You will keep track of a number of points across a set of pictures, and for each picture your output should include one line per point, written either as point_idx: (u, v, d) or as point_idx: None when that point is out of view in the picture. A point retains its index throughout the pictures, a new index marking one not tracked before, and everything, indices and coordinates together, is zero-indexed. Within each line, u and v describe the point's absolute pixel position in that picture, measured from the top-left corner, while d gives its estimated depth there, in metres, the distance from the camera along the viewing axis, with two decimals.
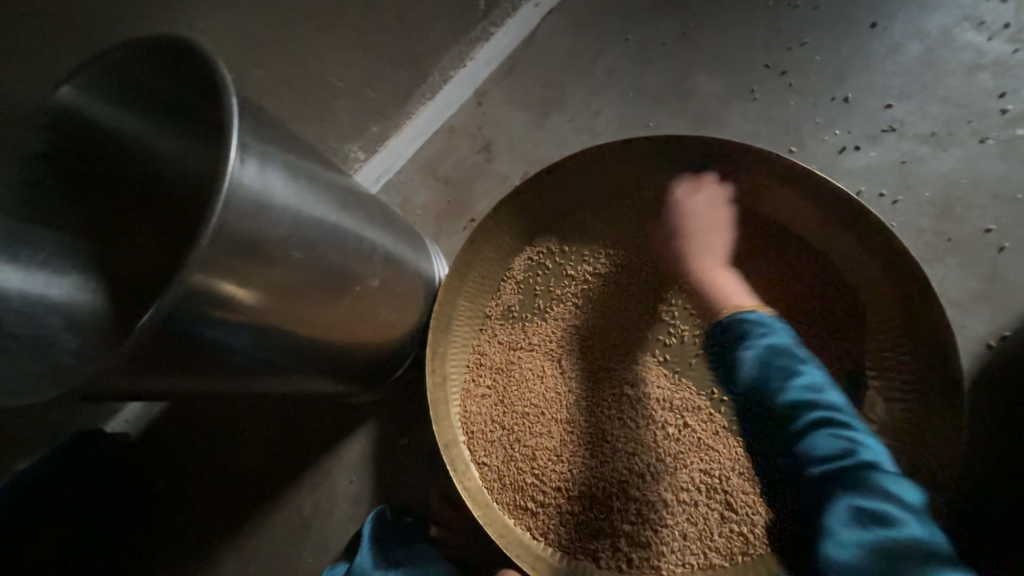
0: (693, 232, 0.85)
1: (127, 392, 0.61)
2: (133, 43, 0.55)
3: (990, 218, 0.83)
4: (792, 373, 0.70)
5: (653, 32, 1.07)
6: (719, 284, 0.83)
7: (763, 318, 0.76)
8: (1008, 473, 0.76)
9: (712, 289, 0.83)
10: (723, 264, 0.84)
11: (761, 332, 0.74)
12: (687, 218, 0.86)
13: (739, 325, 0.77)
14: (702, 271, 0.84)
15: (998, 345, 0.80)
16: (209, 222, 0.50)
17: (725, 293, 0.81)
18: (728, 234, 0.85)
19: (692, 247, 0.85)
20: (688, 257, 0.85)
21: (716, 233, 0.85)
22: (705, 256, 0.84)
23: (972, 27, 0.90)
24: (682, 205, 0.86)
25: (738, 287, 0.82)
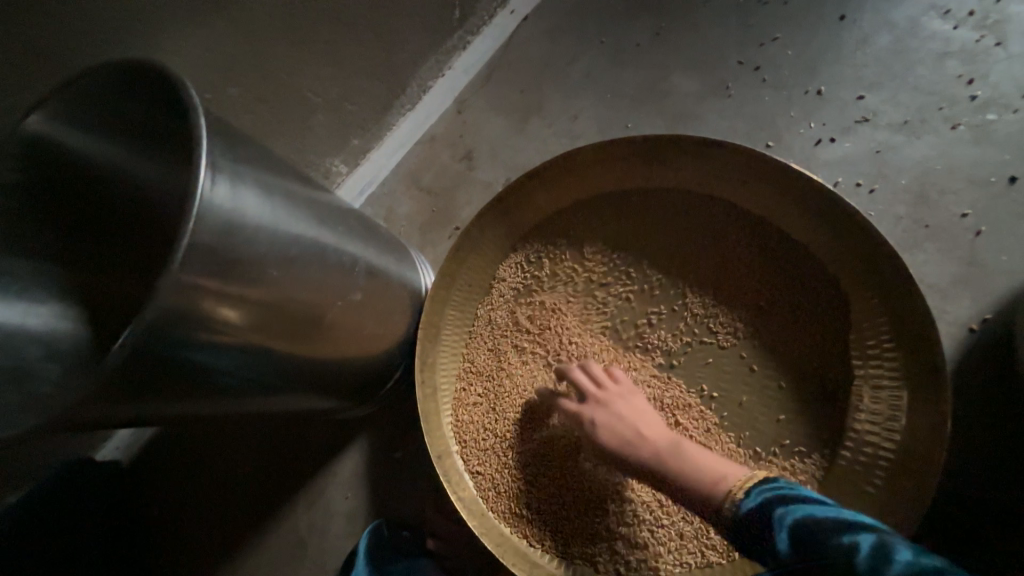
0: (641, 412, 0.77)
1: (108, 421, 0.60)
2: (103, 67, 0.54)
3: (965, 202, 0.84)
4: (848, 542, 0.46)
5: (628, 33, 1.08)
6: (690, 462, 0.70)
7: (762, 488, 0.62)
8: (995, 455, 0.76)
9: (687, 467, 0.69)
10: (678, 438, 0.75)
11: (773, 503, 0.58)
12: (619, 409, 0.77)
13: (749, 503, 0.60)
14: (664, 450, 0.72)
15: (980, 328, 0.80)
16: (180, 244, 0.50)
17: (704, 470, 0.68)
18: (654, 417, 0.77)
19: (644, 430, 0.75)
20: (642, 438, 0.74)
21: (653, 419, 0.77)
22: (661, 438, 0.74)
23: (939, 16, 0.91)
24: (586, 393, 0.80)
25: (713, 460, 0.69)
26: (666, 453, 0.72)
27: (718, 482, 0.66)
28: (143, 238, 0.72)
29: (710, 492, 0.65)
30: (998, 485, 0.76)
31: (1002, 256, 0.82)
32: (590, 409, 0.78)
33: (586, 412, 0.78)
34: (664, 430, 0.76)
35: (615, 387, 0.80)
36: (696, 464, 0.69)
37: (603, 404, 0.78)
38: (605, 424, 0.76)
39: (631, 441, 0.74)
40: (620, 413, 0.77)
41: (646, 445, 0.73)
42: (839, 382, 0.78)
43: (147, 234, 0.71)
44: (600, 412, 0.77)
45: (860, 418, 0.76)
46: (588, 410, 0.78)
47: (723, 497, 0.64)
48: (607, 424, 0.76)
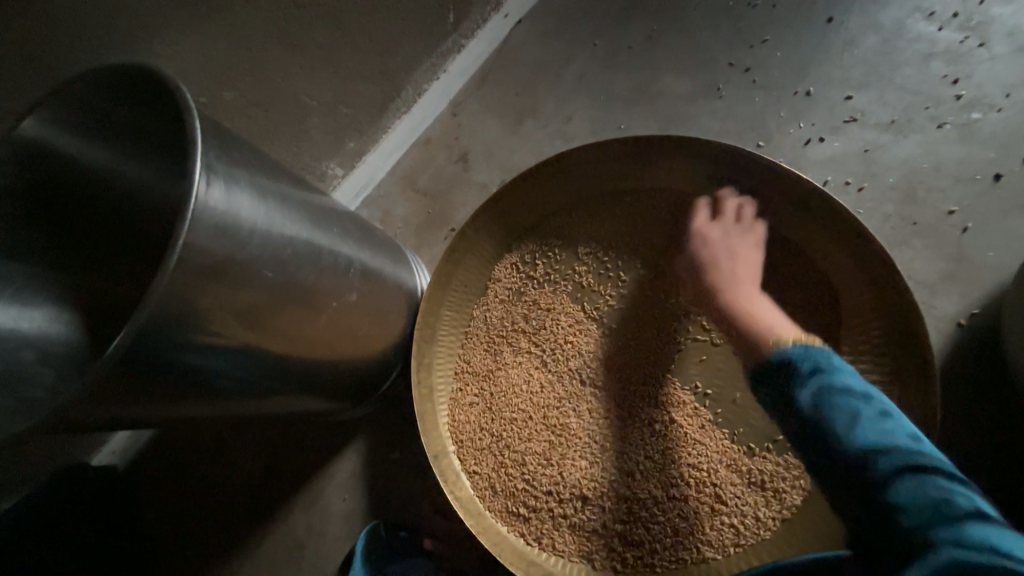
0: (739, 257, 0.81)
1: (106, 423, 0.60)
2: (99, 72, 0.54)
3: (952, 200, 0.86)
4: (859, 414, 0.57)
5: (619, 36, 1.09)
6: (757, 314, 0.74)
7: (817, 351, 0.65)
8: (985, 447, 0.77)
9: (751, 317, 0.74)
10: (762, 296, 0.78)
11: (802, 364, 0.64)
12: (721, 242, 0.82)
13: (786, 350, 0.66)
14: (737, 293, 0.77)
15: (968, 323, 0.81)
16: (175, 245, 0.50)
17: (770, 324, 0.72)
18: (755, 261, 0.81)
19: (738, 277, 0.79)
20: (733, 280, 0.79)
21: (749, 267, 0.80)
22: (744, 284, 0.78)
23: (924, 18, 0.93)
24: (702, 231, 0.84)
25: (779, 318, 0.73)
26: (734, 297, 0.77)
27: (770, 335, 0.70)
28: (141, 241, 0.72)
29: (758, 333, 0.71)
30: (988, 477, 0.77)
31: (989, 252, 0.83)
32: (700, 245, 0.83)
33: (702, 239, 0.84)
34: (754, 278, 0.79)
35: (730, 235, 0.82)
36: (754, 319, 0.73)
37: (710, 245, 0.82)
38: (706, 259, 0.82)
39: (714, 286, 0.79)
40: (710, 260, 0.81)
41: (724, 291, 0.78)
42: None
43: (148, 234, 0.72)
44: (705, 249, 0.82)
45: None
46: (705, 233, 0.83)
47: (767, 339, 0.69)
48: (697, 260, 0.83)
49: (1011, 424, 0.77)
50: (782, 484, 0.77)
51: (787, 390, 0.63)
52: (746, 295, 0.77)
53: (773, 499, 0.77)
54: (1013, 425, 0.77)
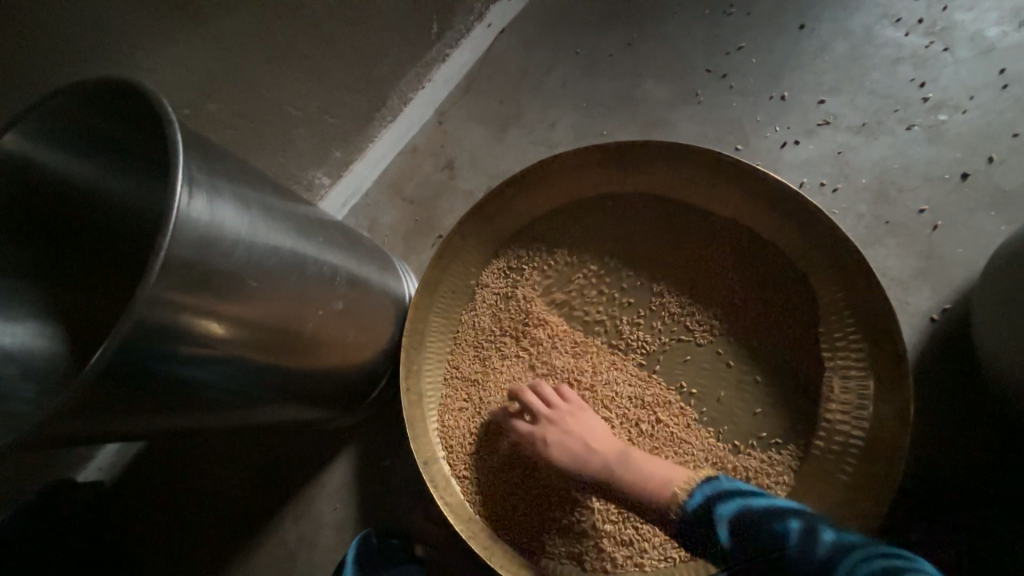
0: (585, 434, 0.80)
1: (91, 437, 0.59)
2: (71, 89, 0.54)
3: (922, 199, 0.88)
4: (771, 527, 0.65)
5: (600, 44, 1.12)
6: (635, 476, 0.76)
7: (704, 492, 0.72)
8: (959, 438, 0.80)
9: (635, 479, 0.76)
10: (622, 447, 0.80)
11: (717, 497, 0.71)
12: (565, 437, 0.80)
13: (693, 506, 0.72)
14: (612, 461, 0.78)
15: (941, 318, 0.84)
16: (157, 257, 0.51)
17: (651, 474, 0.76)
18: (601, 424, 0.82)
19: (593, 445, 0.79)
20: (594, 452, 0.79)
21: (599, 434, 0.81)
22: (609, 453, 0.79)
23: (891, 24, 0.96)
24: (541, 419, 0.82)
25: (657, 469, 0.77)
26: (606, 467, 0.78)
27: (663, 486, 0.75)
28: (124, 252, 0.72)
29: (655, 499, 0.75)
30: (963, 467, 0.79)
31: (958, 248, 0.86)
32: (546, 441, 0.80)
33: (546, 428, 0.81)
34: (607, 436, 0.81)
35: (558, 412, 0.82)
36: (638, 482, 0.76)
37: (554, 433, 0.80)
38: (553, 442, 0.80)
39: (582, 457, 0.79)
40: (569, 446, 0.79)
41: (595, 460, 0.79)
42: (811, 373, 0.81)
43: (129, 249, 0.72)
44: (551, 433, 0.80)
45: (831, 408, 0.78)
46: (543, 432, 0.81)
47: (671, 497, 0.74)
48: (561, 442, 0.80)
49: (984, 415, 0.80)
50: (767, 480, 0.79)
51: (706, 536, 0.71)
52: (615, 457, 0.78)
53: None
54: (985, 415, 0.80)
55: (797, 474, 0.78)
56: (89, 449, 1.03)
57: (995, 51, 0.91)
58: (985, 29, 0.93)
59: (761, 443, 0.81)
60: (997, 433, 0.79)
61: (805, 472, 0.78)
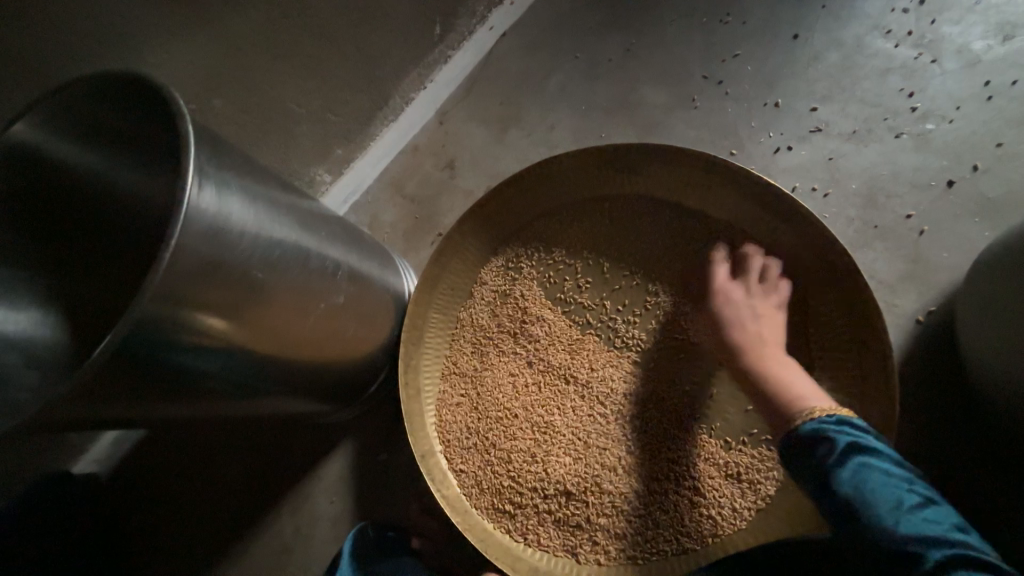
0: (765, 322, 0.80)
1: (95, 423, 0.61)
2: (83, 80, 0.55)
3: (910, 204, 0.91)
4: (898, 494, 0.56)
5: (600, 49, 1.14)
6: (781, 376, 0.73)
7: (852, 424, 0.63)
8: (942, 437, 0.82)
9: (777, 382, 0.73)
10: (786, 356, 0.78)
11: (847, 439, 0.61)
12: (747, 314, 0.81)
13: (807, 429, 0.65)
14: (761, 356, 0.77)
15: (926, 320, 0.87)
16: (167, 247, 0.52)
17: (794, 386, 0.71)
18: (778, 327, 0.81)
19: (762, 334, 0.79)
20: (757, 345, 0.78)
21: (772, 334, 0.79)
22: (768, 346, 0.78)
23: (881, 35, 0.99)
24: (722, 286, 0.85)
25: (809, 386, 0.71)
26: (755, 360, 0.77)
27: (803, 403, 0.69)
28: (126, 244, 0.72)
29: (782, 406, 0.70)
30: (946, 465, 0.81)
31: (944, 253, 0.88)
32: (722, 305, 0.83)
33: (724, 303, 0.83)
34: (775, 335, 0.80)
35: (750, 291, 0.83)
36: (790, 391, 0.71)
37: (733, 305, 0.82)
38: (729, 316, 0.82)
39: (738, 335, 0.80)
40: (734, 321, 0.81)
41: (749, 346, 0.78)
42: None
43: (129, 242, 0.72)
44: (727, 305, 0.83)
45: None
46: (724, 295, 0.84)
47: (795, 413, 0.68)
48: (731, 316, 0.81)
49: (966, 414, 0.82)
50: (756, 476, 0.80)
51: (812, 464, 0.62)
52: (776, 354, 0.77)
53: (749, 491, 0.80)
54: (967, 415, 0.82)
55: None
56: (86, 442, 1.03)
57: (980, 64, 0.95)
58: (971, 43, 0.96)
59: (751, 440, 0.83)
60: (979, 433, 0.82)
61: None
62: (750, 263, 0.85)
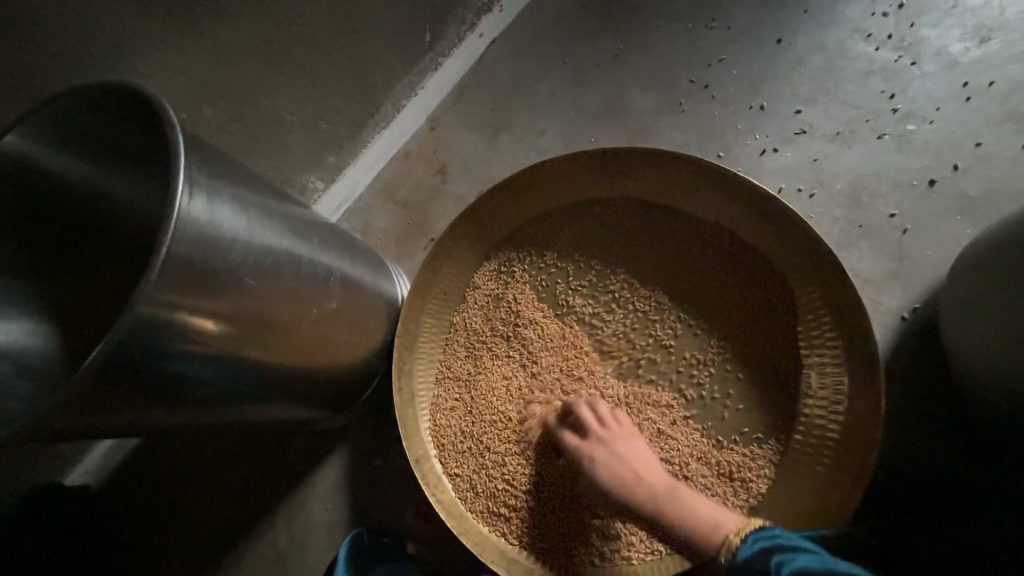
0: (635, 459, 0.75)
1: (88, 432, 0.61)
2: (73, 91, 0.55)
3: (893, 204, 0.93)
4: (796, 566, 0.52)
5: (588, 55, 1.15)
6: (686, 512, 0.68)
7: (760, 534, 0.61)
8: (930, 432, 0.83)
9: (678, 513, 0.69)
10: (671, 479, 0.74)
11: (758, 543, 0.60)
12: (610, 462, 0.75)
13: (740, 555, 0.59)
14: (648, 498, 0.71)
15: (911, 317, 0.88)
16: (159, 254, 0.52)
17: (693, 518, 0.68)
18: (647, 454, 0.77)
19: (641, 474, 0.73)
20: (637, 478, 0.73)
21: (650, 462, 0.76)
22: (643, 486, 0.72)
23: (862, 39, 1.01)
24: (582, 448, 0.78)
25: (714, 511, 0.68)
26: (659, 509, 0.70)
27: (713, 525, 0.66)
28: (118, 254, 0.73)
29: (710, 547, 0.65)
30: (934, 459, 0.82)
31: (927, 250, 0.90)
32: (594, 462, 0.76)
33: (594, 457, 0.76)
34: (651, 462, 0.75)
35: (608, 432, 0.78)
36: (693, 518, 0.67)
37: (608, 455, 0.76)
38: (601, 465, 0.75)
39: (626, 484, 0.73)
40: (611, 472, 0.75)
41: (640, 486, 0.72)
42: (790, 370, 0.84)
43: (121, 249, 0.72)
44: (599, 450, 0.77)
45: (809, 403, 0.81)
46: (589, 449, 0.77)
47: (719, 546, 0.64)
48: (608, 463, 0.75)
49: (953, 409, 0.84)
50: (748, 474, 0.82)
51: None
52: (665, 489, 0.71)
53: (740, 489, 0.82)
54: (953, 410, 0.84)
55: (778, 467, 0.81)
56: (77, 453, 1.03)
57: (958, 65, 0.97)
58: (949, 45, 0.98)
59: (743, 438, 0.84)
60: (966, 426, 0.83)
61: (785, 465, 0.81)
62: (606, 415, 0.80)
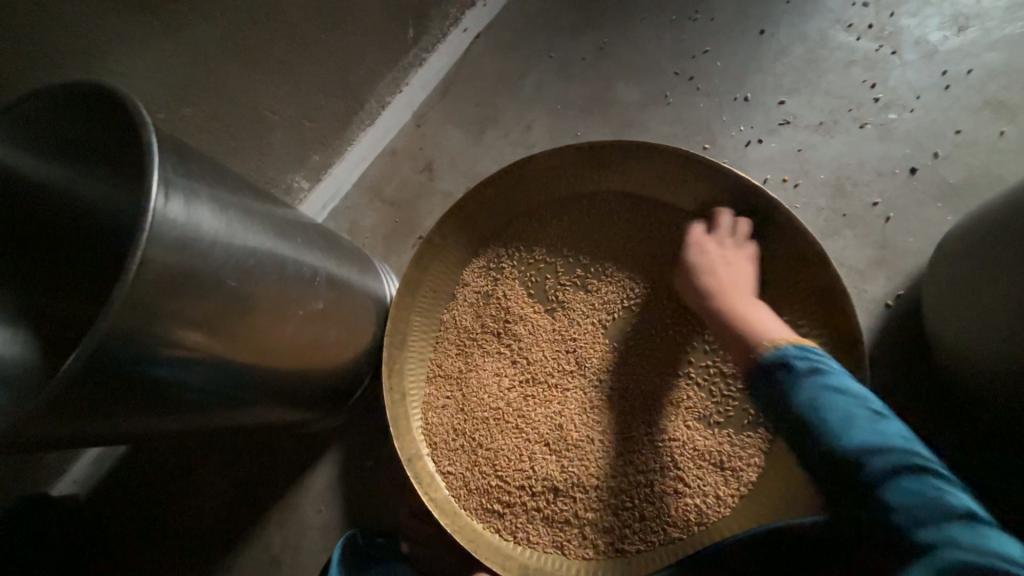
0: (720, 271, 0.82)
1: (72, 440, 0.59)
2: (46, 95, 0.54)
3: (875, 192, 0.94)
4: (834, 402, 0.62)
5: (574, 49, 1.15)
6: (755, 320, 0.75)
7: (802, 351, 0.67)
8: (912, 415, 0.85)
9: (739, 320, 0.77)
10: (753, 298, 0.80)
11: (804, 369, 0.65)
12: (713, 262, 0.83)
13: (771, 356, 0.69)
14: (716, 293, 0.81)
15: (895, 303, 0.89)
16: (133, 259, 0.51)
17: (751, 322, 0.75)
18: (750, 272, 0.83)
19: (730, 284, 0.81)
20: (722, 291, 0.81)
21: (740, 279, 0.82)
22: (735, 292, 0.80)
23: (843, 29, 1.02)
24: (695, 245, 0.85)
25: (774, 324, 0.74)
26: (729, 303, 0.79)
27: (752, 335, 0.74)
28: (94, 260, 0.70)
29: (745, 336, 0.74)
30: (916, 443, 0.84)
31: (909, 237, 0.91)
32: (694, 265, 0.84)
33: (720, 275, 0.82)
34: (736, 281, 0.82)
35: (726, 252, 0.83)
36: (747, 321, 0.76)
37: (705, 262, 0.83)
38: (697, 268, 0.84)
39: (714, 280, 0.82)
40: (693, 260, 0.84)
41: (719, 279, 0.81)
42: None
43: (96, 256, 0.70)
44: (696, 259, 0.84)
45: None
46: (692, 255, 0.85)
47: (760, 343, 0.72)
48: (700, 268, 0.83)
49: (934, 394, 0.85)
50: (739, 463, 0.82)
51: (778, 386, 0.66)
52: (742, 293, 0.80)
53: (732, 478, 0.82)
54: (934, 394, 0.86)
55: (767, 456, 0.82)
56: (63, 463, 1.01)
57: (937, 54, 0.98)
58: (928, 34, 0.99)
59: (733, 427, 0.84)
60: (946, 411, 0.85)
61: (774, 454, 0.82)
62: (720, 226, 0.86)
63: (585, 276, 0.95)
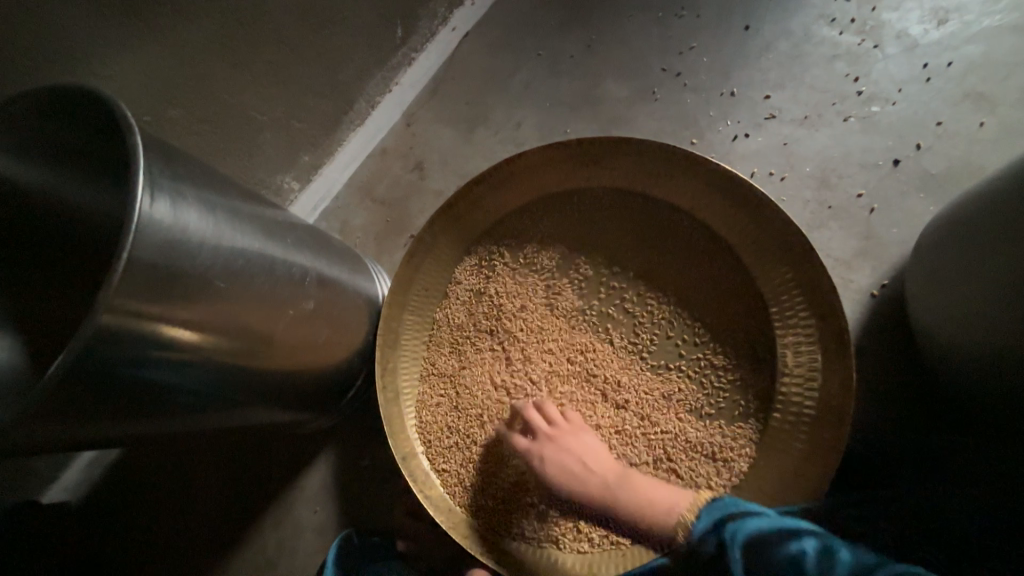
0: (583, 456, 0.79)
1: (59, 445, 0.59)
2: (26, 99, 0.54)
3: (859, 184, 0.95)
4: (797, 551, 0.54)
5: (562, 47, 1.15)
6: (638, 498, 0.73)
7: (709, 509, 0.67)
8: (899, 401, 0.87)
9: (634, 510, 0.72)
10: (624, 473, 0.77)
11: (721, 519, 0.64)
12: (562, 457, 0.79)
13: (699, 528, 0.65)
14: (602, 490, 0.75)
15: (880, 293, 0.91)
16: (119, 261, 0.50)
17: (646, 499, 0.72)
18: (598, 449, 0.81)
19: (590, 464, 0.78)
20: (588, 478, 0.77)
21: (596, 457, 0.79)
22: (610, 479, 0.76)
23: (827, 24, 1.03)
24: (538, 452, 0.81)
25: (659, 488, 0.73)
26: (609, 491, 0.75)
27: (660, 512, 0.70)
28: (82, 263, 0.70)
29: (657, 528, 0.70)
30: (903, 429, 0.86)
31: (893, 228, 0.93)
32: (551, 471, 0.79)
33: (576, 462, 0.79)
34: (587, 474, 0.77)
35: (561, 440, 0.81)
36: (641, 506, 0.72)
37: (557, 467, 0.79)
38: (554, 471, 0.79)
39: (582, 478, 0.77)
40: (560, 472, 0.78)
41: (593, 479, 0.77)
42: (768, 349, 0.86)
43: (85, 259, 0.70)
44: (548, 455, 0.80)
45: (785, 381, 0.83)
46: (539, 448, 0.81)
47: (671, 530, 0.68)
48: (558, 460, 0.79)
49: (919, 381, 0.87)
50: (731, 453, 0.83)
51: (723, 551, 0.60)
52: (609, 475, 0.77)
53: (723, 468, 0.83)
54: (920, 380, 0.87)
55: (758, 447, 0.83)
56: (54, 470, 1.00)
57: (918, 47, 0.99)
58: (909, 28, 1.00)
59: (725, 418, 0.86)
60: (930, 397, 0.87)
61: (765, 444, 0.83)
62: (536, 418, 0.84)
63: (577, 272, 0.95)
